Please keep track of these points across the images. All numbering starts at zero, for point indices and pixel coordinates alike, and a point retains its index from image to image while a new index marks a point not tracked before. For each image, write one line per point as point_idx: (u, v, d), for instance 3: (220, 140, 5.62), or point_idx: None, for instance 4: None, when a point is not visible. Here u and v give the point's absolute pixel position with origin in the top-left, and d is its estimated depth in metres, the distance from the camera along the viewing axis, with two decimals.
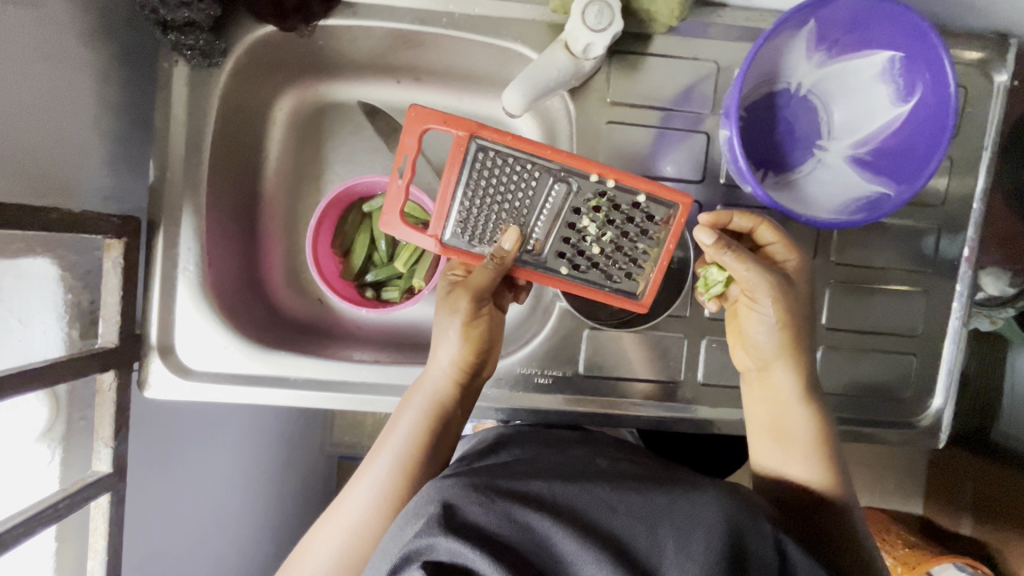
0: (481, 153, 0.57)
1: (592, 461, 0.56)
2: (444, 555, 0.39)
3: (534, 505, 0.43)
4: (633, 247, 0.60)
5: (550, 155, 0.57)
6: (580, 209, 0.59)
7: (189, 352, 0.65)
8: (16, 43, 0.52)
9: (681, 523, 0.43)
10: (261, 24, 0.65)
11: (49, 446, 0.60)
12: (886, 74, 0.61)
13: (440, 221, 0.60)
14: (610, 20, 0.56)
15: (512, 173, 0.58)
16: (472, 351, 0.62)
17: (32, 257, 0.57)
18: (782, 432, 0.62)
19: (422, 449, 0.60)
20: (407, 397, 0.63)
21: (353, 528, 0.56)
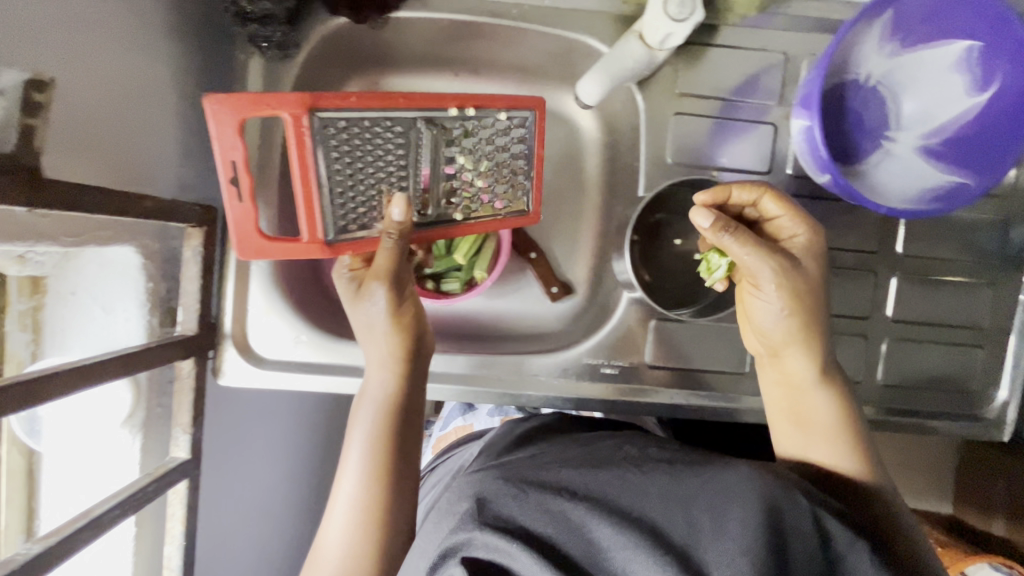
0: (326, 126, 0.50)
1: (631, 444, 0.52)
2: (482, 551, 0.38)
3: (566, 493, 0.41)
4: (506, 160, 0.60)
5: (403, 105, 0.52)
6: (448, 150, 0.57)
7: (261, 341, 0.66)
8: (111, 35, 0.53)
9: (721, 502, 0.39)
10: (334, 16, 0.66)
11: (130, 432, 0.62)
12: (962, 64, 0.61)
13: (316, 223, 0.54)
14: (692, 9, 0.56)
15: (376, 136, 0.53)
16: (404, 336, 0.59)
17: (119, 245, 0.58)
18: (801, 418, 0.58)
19: (384, 444, 0.57)
20: (354, 409, 0.60)
21: (344, 540, 0.54)
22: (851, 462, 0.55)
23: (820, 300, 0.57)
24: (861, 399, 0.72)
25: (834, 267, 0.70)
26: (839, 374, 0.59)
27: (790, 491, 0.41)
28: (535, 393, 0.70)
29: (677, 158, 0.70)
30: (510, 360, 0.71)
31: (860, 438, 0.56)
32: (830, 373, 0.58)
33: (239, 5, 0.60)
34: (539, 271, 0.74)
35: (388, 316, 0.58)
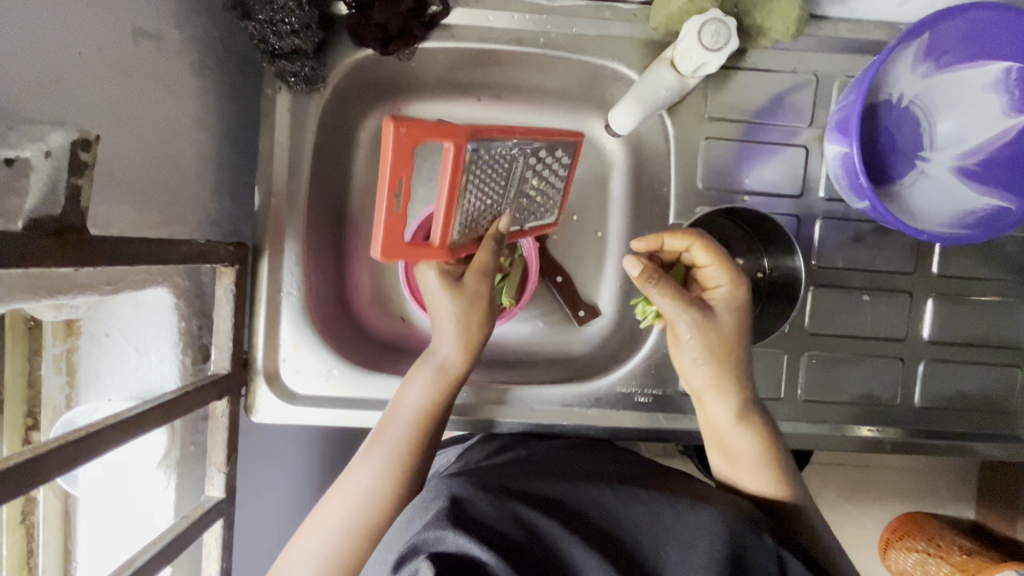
0: (473, 154, 0.53)
1: (601, 465, 0.57)
2: (452, 548, 0.40)
3: (540, 506, 0.45)
4: (550, 181, 0.64)
5: (494, 134, 0.53)
6: (522, 174, 0.60)
7: (292, 377, 0.66)
8: (146, 77, 0.53)
9: (683, 530, 0.44)
10: (360, 48, 0.65)
11: (165, 472, 0.61)
12: (1000, 84, 0.60)
13: (448, 229, 0.56)
14: (727, 38, 0.55)
15: (481, 163, 0.55)
16: (474, 323, 0.62)
17: (154, 286, 0.57)
18: (721, 449, 0.59)
19: (427, 422, 0.60)
20: (411, 371, 0.63)
21: (361, 500, 0.56)
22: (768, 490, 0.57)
23: (738, 344, 0.58)
24: (898, 422, 0.71)
25: (869, 290, 0.69)
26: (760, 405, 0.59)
27: (756, 532, 0.46)
28: (569, 422, 0.69)
29: (707, 182, 0.69)
30: (540, 390, 0.70)
31: (782, 466, 0.58)
32: (752, 408, 0.58)
33: (268, 42, 0.60)
34: (565, 296, 0.75)
35: (462, 296, 0.61)
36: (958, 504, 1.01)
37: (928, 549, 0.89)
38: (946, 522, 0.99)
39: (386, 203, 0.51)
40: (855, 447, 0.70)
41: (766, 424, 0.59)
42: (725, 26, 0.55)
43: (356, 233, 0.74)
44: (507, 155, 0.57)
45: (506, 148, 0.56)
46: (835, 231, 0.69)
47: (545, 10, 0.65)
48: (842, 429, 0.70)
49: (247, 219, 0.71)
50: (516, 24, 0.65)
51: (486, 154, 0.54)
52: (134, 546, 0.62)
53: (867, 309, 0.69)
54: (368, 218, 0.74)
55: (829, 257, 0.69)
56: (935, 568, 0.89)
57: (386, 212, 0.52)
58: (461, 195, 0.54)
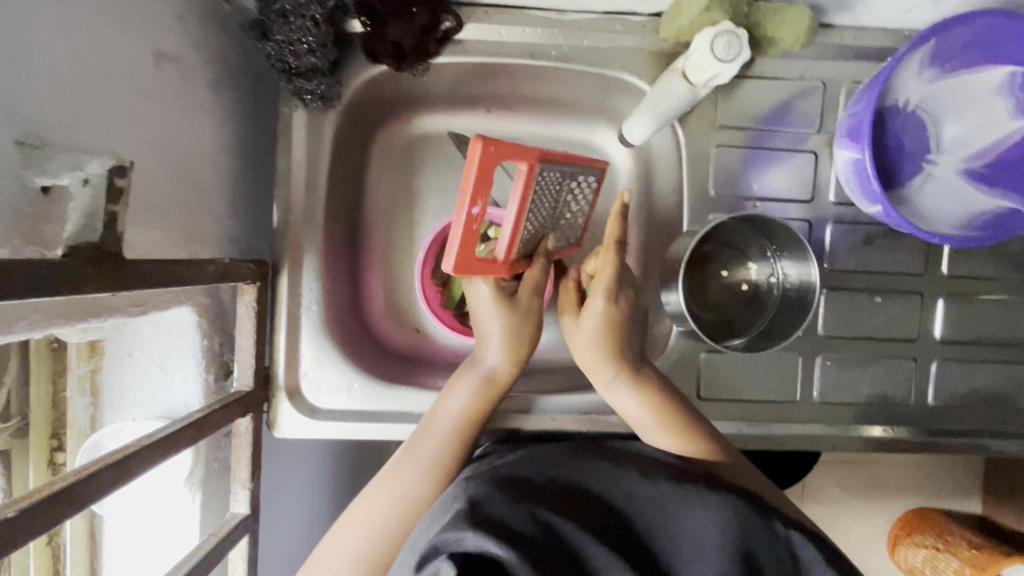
0: (541, 175, 0.55)
1: (612, 456, 0.57)
2: (471, 545, 0.40)
3: (556, 506, 0.45)
4: (586, 205, 0.66)
5: (559, 158, 0.57)
6: (570, 199, 0.63)
7: (313, 391, 0.66)
8: (168, 100, 0.54)
9: (697, 522, 0.44)
10: (374, 64, 0.65)
11: (190, 489, 0.61)
12: (1004, 89, 0.62)
13: (513, 246, 0.58)
14: (739, 49, 0.56)
15: (546, 185, 0.57)
16: (520, 337, 0.63)
17: (178, 305, 0.58)
18: (643, 432, 0.62)
19: (470, 430, 0.61)
20: (453, 377, 0.64)
21: (400, 499, 0.56)
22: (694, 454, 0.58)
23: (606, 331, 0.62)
24: (912, 422, 0.71)
25: (881, 291, 0.70)
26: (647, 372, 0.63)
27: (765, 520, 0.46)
28: (588, 429, 0.70)
29: (718, 189, 0.70)
30: (559, 398, 0.71)
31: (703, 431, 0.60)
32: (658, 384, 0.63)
33: (285, 61, 0.60)
34: None
35: (514, 313, 0.62)
36: (966, 499, 1.02)
37: (938, 544, 0.91)
38: (954, 516, 1.00)
39: (461, 216, 0.52)
40: (871, 447, 0.71)
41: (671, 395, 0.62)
42: (737, 37, 0.56)
43: (370, 246, 0.75)
44: (561, 181, 0.59)
45: (563, 173, 0.58)
46: (846, 234, 0.70)
47: (555, 23, 0.66)
48: (858, 430, 0.71)
49: (264, 235, 0.72)
50: (527, 38, 0.66)
51: (548, 179, 0.57)
52: (161, 563, 0.62)
53: (879, 311, 0.70)
54: (381, 231, 0.75)
55: (840, 259, 0.70)
56: (944, 563, 0.90)
57: (461, 225, 0.53)
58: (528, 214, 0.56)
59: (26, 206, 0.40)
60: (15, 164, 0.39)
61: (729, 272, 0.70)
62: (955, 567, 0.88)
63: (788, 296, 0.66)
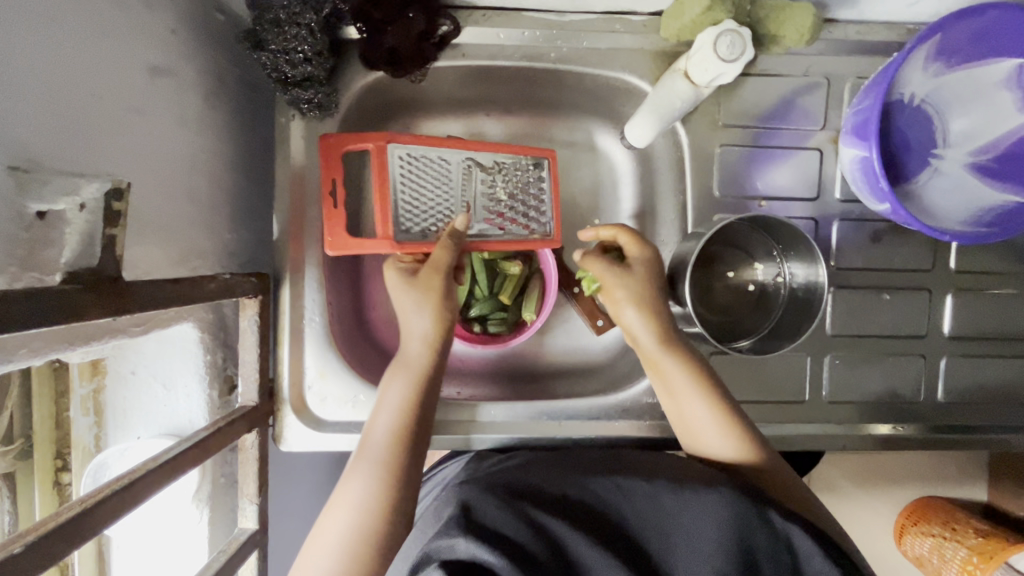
0: (400, 157, 0.63)
1: (607, 460, 0.57)
2: (462, 554, 0.41)
3: (548, 506, 0.45)
4: (527, 192, 0.68)
5: (433, 142, 0.64)
6: (477, 184, 0.66)
7: (318, 404, 0.66)
8: (163, 115, 0.53)
9: (691, 519, 0.44)
10: (371, 70, 0.64)
11: (198, 506, 0.61)
12: (1011, 81, 0.61)
13: (388, 217, 0.63)
14: (743, 48, 0.55)
15: (420, 166, 0.64)
16: (439, 309, 0.63)
17: (180, 321, 0.57)
18: (689, 416, 0.60)
19: (414, 421, 0.58)
20: (388, 374, 0.62)
21: (356, 508, 0.52)
22: (728, 449, 0.58)
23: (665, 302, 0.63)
24: (920, 418, 0.71)
25: (889, 289, 0.69)
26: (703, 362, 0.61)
27: (761, 513, 0.45)
28: (596, 435, 0.70)
29: (722, 188, 0.69)
30: (567, 403, 0.71)
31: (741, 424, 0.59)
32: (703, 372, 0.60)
33: (280, 70, 0.59)
34: (585, 306, 0.74)
35: (418, 289, 0.63)
36: (971, 488, 1.01)
37: (945, 533, 0.90)
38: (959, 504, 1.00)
39: (326, 199, 0.63)
40: (880, 444, 0.71)
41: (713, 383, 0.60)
42: (740, 36, 0.54)
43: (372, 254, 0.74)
44: (444, 163, 0.65)
45: (446, 158, 0.65)
46: (852, 232, 0.69)
47: (555, 24, 0.64)
48: (868, 429, 0.70)
49: (265, 246, 0.71)
50: (526, 40, 0.65)
51: (414, 161, 0.64)
52: None
53: (888, 309, 0.69)
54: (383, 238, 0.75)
55: (847, 258, 0.69)
56: (951, 551, 0.89)
57: (331, 208, 0.63)
58: (399, 190, 0.63)
59: (22, 232, 0.40)
60: (11, 190, 0.39)
61: (735, 272, 0.70)
62: (962, 555, 0.88)
63: (796, 296, 0.66)
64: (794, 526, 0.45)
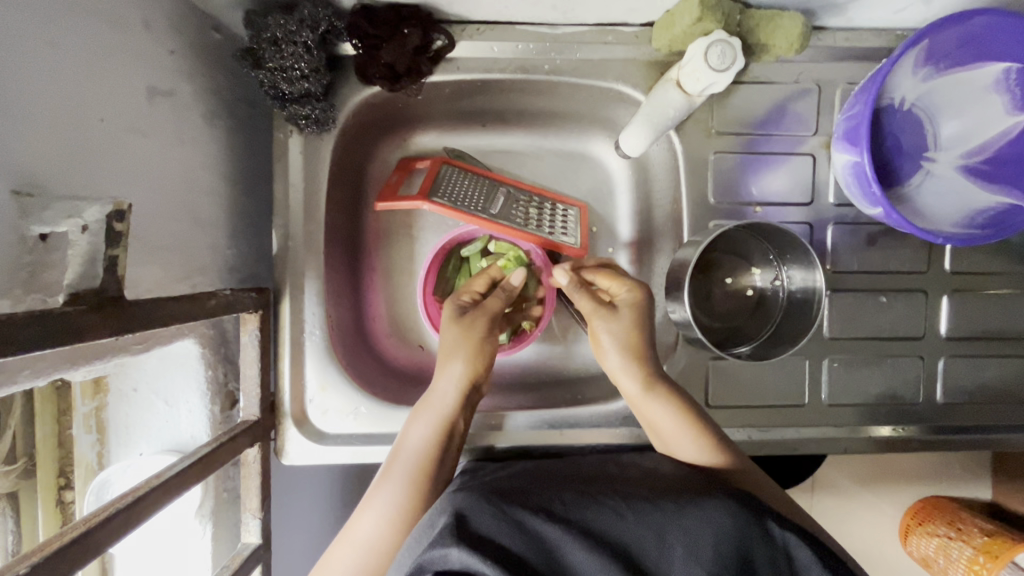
0: (450, 168, 0.74)
1: (607, 470, 0.57)
2: (455, 564, 0.41)
3: (544, 514, 0.45)
4: (555, 219, 0.74)
5: (486, 169, 0.76)
6: (514, 198, 0.73)
7: (320, 417, 0.66)
8: (162, 134, 0.54)
9: (688, 523, 0.44)
10: (367, 85, 0.65)
11: (201, 522, 0.61)
12: (999, 84, 0.61)
13: (425, 186, 0.70)
14: (733, 57, 0.56)
15: (468, 175, 0.73)
16: (473, 353, 0.64)
17: (181, 338, 0.58)
18: (658, 430, 0.62)
19: (434, 462, 0.61)
20: (414, 413, 0.64)
21: (377, 536, 0.57)
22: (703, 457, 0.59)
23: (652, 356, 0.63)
24: (920, 419, 0.71)
25: (886, 291, 0.70)
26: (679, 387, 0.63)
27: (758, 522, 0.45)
28: (597, 442, 0.70)
29: (717, 195, 0.69)
30: (568, 412, 0.71)
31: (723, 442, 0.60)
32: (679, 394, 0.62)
33: (278, 87, 0.60)
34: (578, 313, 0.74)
35: (463, 332, 0.65)
36: (975, 487, 1.01)
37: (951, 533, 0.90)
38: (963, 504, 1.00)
39: (392, 179, 0.74)
40: (880, 447, 0.71)
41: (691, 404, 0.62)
42: (731, 46, 0.55)
43: (370, 269, 0.78)
44: (488, 185, 0.73)
45: (488, 182, 0.73)
46: (847, 236, 0.70)
47: (547, 37, 0.65)
48: (869, 432, 0.70)
49: (264, 260, 0.72)
50: (520, 53, 0.66)
51: (460, 180, 0.73)
52: None
53: (885, 311, 0.70)
54: (381, 250, 0.78)
55: (843, 261, 0.70)
56: (957, 552, 0.89)
57: (390, 184, 0.74)
58: (445, 177, 0.72)
59: (26, 255, 0.41)
60: (14, 214, 0.39)
61: (734, 279, 0.70)
62: (969, 554, 0.88)
63: (795, 299, 0.66)
64: (790, 535, 0.45)
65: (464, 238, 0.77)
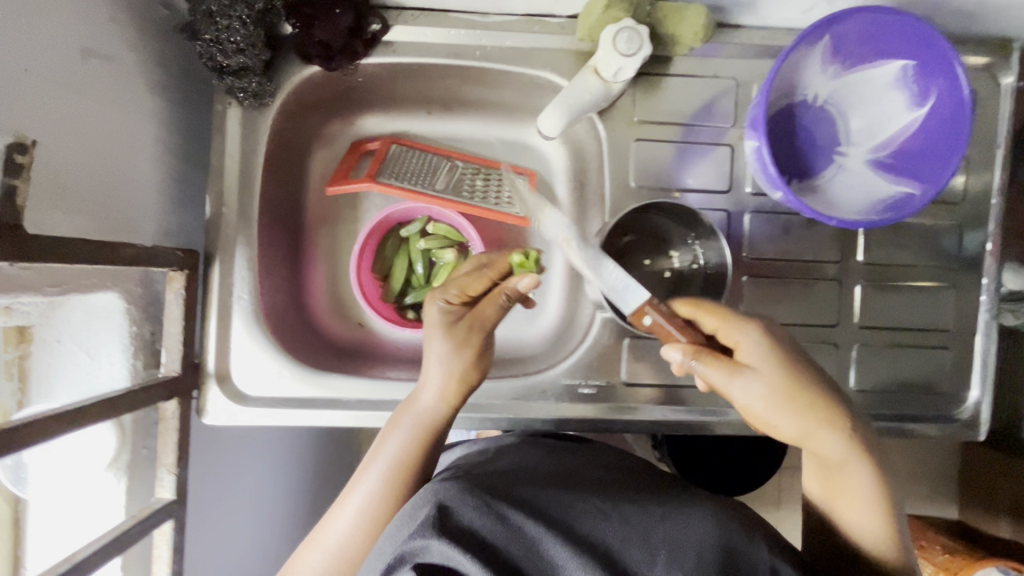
0: (399, 150, 0.79)
1: (592, 467, 0.59)
2: (437, 557, 0.42)
3: (527, 510, 0.47)
4: (505, 186, 0.79)
5: (438, 149, 0.81)
6: (464, 173, 0.80)
7: (244, 379, 0.68)
8: (95, 94, 0.57)
9: (671, 531, 0.47)
10: (306, 64, 0.69)
11: (115, 474, 0.62)
12: (899, 82, 0.64)
13: (375, 166, 0.77)
14: (640, 44, 0.60)
15: (418, 155, 0.80)
16: (453, 366, 0.60)
17: (103, 291, 0.60)
18: (833, 494, 0.53)
19: (410, 472, 0.59)
20: (396, 417, 0.63)
21: (353, 530, 0.58)
22: (844, 451, 0.51)
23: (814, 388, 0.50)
24: None
25: (800, 278, 0.72)
26: (873, 446, 0.52)
27: (746, 538, 0.48)
28: (516, 416, 0.73)
29: (641, 181, 0.72)
30: (490, 385, 0.73)
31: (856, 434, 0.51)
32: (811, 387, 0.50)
33: (215, 60, 0.63)
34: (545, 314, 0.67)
35: (450, 340, 0.60)
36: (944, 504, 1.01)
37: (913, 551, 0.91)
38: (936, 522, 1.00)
39: (345, 159, 0.79)
40: None
41: (865, 440, 0.51)
42: (638, 33, 0.59)
43: (312, 245, 0.81)
44: (438, 162, 0.80)
45: (438, 158, 0.80)
46: (764, 225, 0.73)
47: (479, 25, 0.69)
48: None
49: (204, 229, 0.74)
50: (453, 40, 0.70)
51: (409, 157, 0.79)
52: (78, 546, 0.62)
53: (799, 297, 0.72)
54: (324, 227, 0.81)
55: (759, 249, 0.73)
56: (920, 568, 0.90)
57: (342, 165, 0.79)
58: (395, 156, 0.79)
59: None
60: None
61: (652, 260, 0.73)
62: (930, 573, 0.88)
63: (709, 279, 0.69)
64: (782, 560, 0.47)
65: (403, 218, 0.81)
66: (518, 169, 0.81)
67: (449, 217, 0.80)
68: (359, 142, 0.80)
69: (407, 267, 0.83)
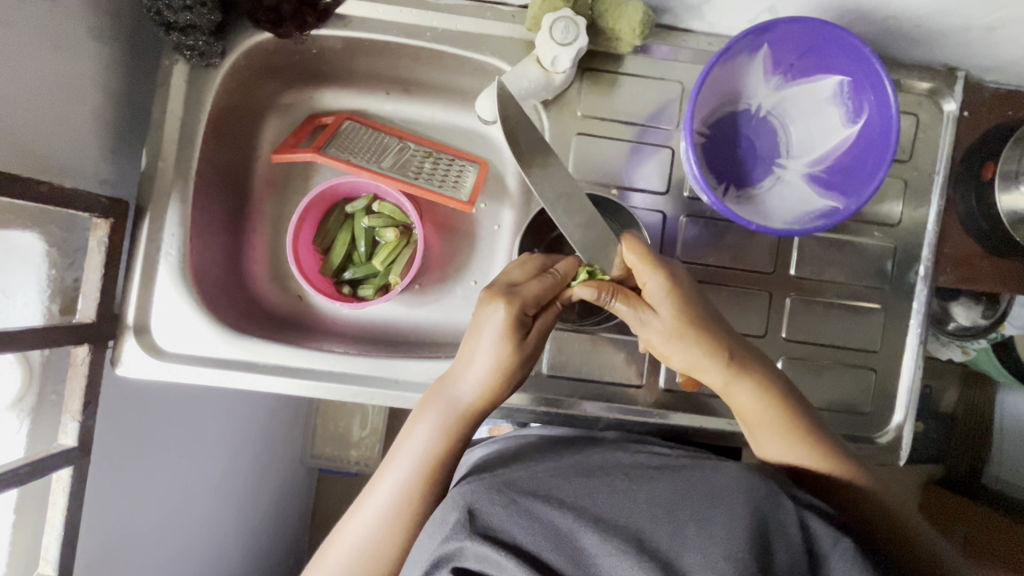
0: (351, 125, 0.80)
1: (616, 457, 0.58)
2: (472, 559, 0.46)
3: (553, 502, 0.49)
4: (455, 171, 0.79)
5: (393, 129, 0.82)
6: (416, 154, 0.80)
7: (163, 334, 0.69)
8: (32, 32, 0.56)
9: (701, 509, 0.48)
10: (258, 30, 0.70)
11: (18, 416, 0.62)
12: (837, 97, 0.65)
13: (324, 138, 0.77)
14: (576, 34, 0.63)
15: (370, 133, 0.80)
16: (500, 365, 0.59)
17: (22, 230, 0.60)
18: (749, 426, 0.62)
19: (438, 466, 0.60)
20: (420, 410, 0.62)
21: (381, 526, 0.58)
22: (724, 376, 0.60)
23: (700, 315, 0.60)
24: None
25: (731, 285, 0.72)
26: (754, 361, 0.61)
27: (771, 497, 0.49)
28: None
29: (580, 175, 0.73)
30: (413, 363, 0.71)
31: (732, 359, 0.60)
32: (697, 318, 0.60)
33: (162, 15, 0.63)
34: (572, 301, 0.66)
35: (514, 349, 0.59)
36: None
37: None
38: None
39: (297, 131, 0.79)
40: (713, 438, 0.73)
41: (751, 363, 0.61)
42: (574, 24, 0.63)
43: (256, 212, 0.81)
44: (392, 142, 0.80)
45: (390, 138, 0.80)
46: (700, 230, 0.73)
47: (430, 6, 0.70)
48: (702, 422, 0.72)
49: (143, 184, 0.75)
50: (406, 19, 0.70)
51: (361, 134, 0.79)
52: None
53: (729, 305, 0.72)
54: (271, 195, 0.82)
55: (693, 252, 0.73)
56: None
57: (292, 136, 0.79)
58: (346, 130, 0.79)
59: None
60: None
61: None
62: None
63: None
64: (807, 514, 0.50)
65: (350, 193, 0.81)
66: (471, 156, 0.81)
67: (394, 197, 0.80)
68: (314, 116, 0.81)
69: (348, 243, 0.83)
